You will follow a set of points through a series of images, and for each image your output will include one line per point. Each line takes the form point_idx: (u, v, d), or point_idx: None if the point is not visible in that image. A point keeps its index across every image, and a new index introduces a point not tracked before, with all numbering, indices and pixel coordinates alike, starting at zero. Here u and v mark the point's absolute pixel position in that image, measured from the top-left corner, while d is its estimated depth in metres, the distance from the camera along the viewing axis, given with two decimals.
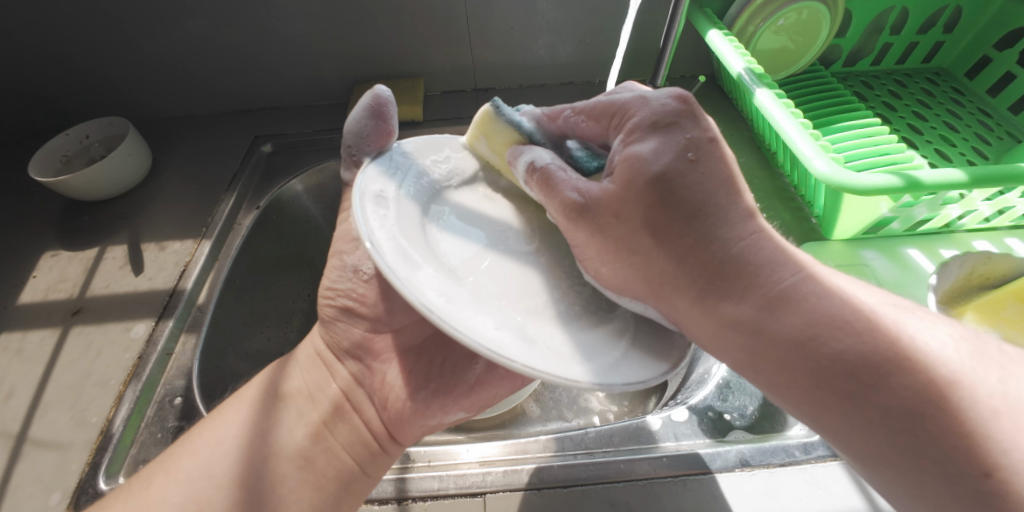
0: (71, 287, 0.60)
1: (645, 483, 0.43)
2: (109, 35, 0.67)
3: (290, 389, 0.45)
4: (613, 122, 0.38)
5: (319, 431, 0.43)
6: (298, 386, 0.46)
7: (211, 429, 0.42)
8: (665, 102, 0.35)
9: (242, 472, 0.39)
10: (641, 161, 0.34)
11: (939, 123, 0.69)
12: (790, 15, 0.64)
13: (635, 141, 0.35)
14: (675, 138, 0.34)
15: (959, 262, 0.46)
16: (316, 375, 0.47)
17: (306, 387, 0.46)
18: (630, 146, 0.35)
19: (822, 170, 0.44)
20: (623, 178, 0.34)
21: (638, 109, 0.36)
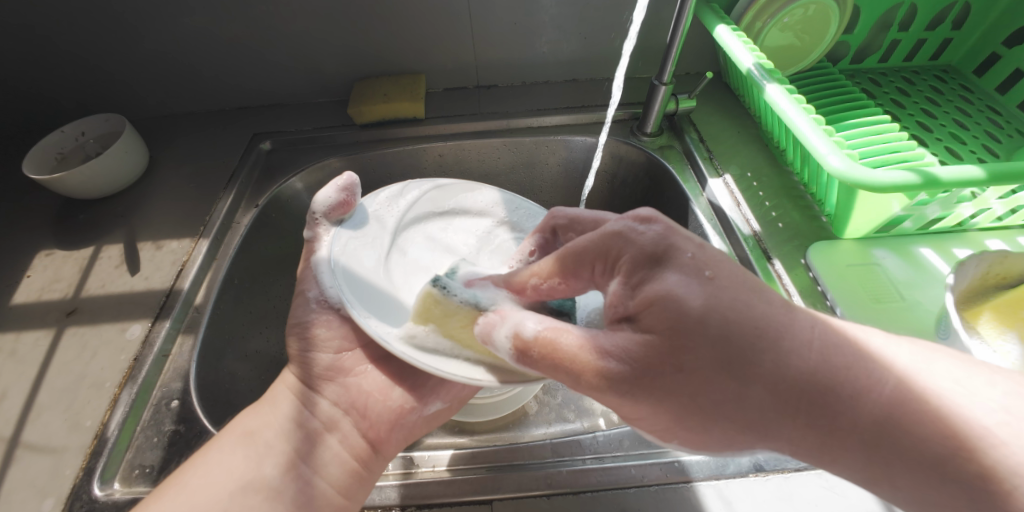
0: (65, 287, 0.58)
1: (656, 489, 0.42)
2: (105, 31, 0.66)
3: (249, 426, 0.42)
4: (599, 264, 0.34)
5: (292, 462, 0.41)
6: (255, 422, 0.43)
7: (187, 469, 0.39)
8: (639, 229, 0.33)
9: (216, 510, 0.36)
10: (677, 304, 0.28)
11: (948, 121, 0.68)
12: (798, 11, 0.63)
13: (644, 279, 0.31)
14: (685, 266, 0.30)
15: (977, 261, 0.45)
16: (279, 402, 0.45)
17: (262, 421, 0.43)
18: (640, 285, 0.31)
19: (837, 167, 0.43)
20: (646, 320, 0.29)
21: (626, 248, 0.32)
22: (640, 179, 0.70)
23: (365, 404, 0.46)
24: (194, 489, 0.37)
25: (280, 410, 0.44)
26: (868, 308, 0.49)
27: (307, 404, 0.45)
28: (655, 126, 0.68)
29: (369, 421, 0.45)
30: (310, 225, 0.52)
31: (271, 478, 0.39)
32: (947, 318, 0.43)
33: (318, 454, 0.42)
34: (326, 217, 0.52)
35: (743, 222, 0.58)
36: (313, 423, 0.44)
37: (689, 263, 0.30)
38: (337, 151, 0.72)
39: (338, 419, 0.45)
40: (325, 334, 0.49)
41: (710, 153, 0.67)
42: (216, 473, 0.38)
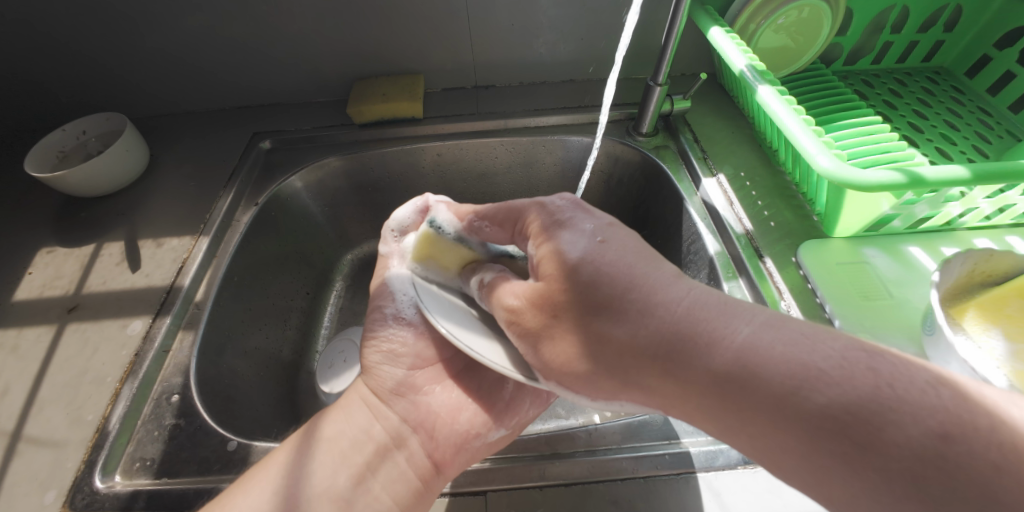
0: (66, 284, 0.59)
1: (647, 480, 0.43)
2: (106, 31, 0.67)
3: (330, 433, 0.43)
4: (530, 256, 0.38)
5: (363, 474, 0.41)
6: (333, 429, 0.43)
7: (260, 467, 0.40)
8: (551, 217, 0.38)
9: None
10: (563, 255, 0.35)
11: (939, 122, 0.69)
12: (791, 13, 0.64)
13: (546, 240, 0.37)
14: (578, 229, 0.36)
15: (962, 260, 0.46)
16: (358, 411, 0.45)
17: (340, 431, 0.43)
18: (552, 240, 0.37)
19: (825, 167, 0.44)
20: (546, 275, 0.35)
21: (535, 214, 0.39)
22: (635, 180, 0.71)
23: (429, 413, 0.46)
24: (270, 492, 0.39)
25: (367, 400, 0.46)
26: (857, 305, 0.50)
27: (379, 418, 0.45)
28: (650, 126, 0.69)
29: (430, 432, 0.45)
30: (387, 240, 0.59)
31: (343, 489, 0.40)
32: (933, 316, 0.44)
33: (389, 474, 0.42)
34: (399, 232, 0.59)
35: (736, 221, 0.59)
36: (382, 436, 0.44)
37: (605, 228, 0.36)
38: (336, 150, 0.73)
39: (406, 436, 0.44)
40: (400, 350, 0.50)
41: (705, 153, 0.68)
42: (292, 479, 0.39)
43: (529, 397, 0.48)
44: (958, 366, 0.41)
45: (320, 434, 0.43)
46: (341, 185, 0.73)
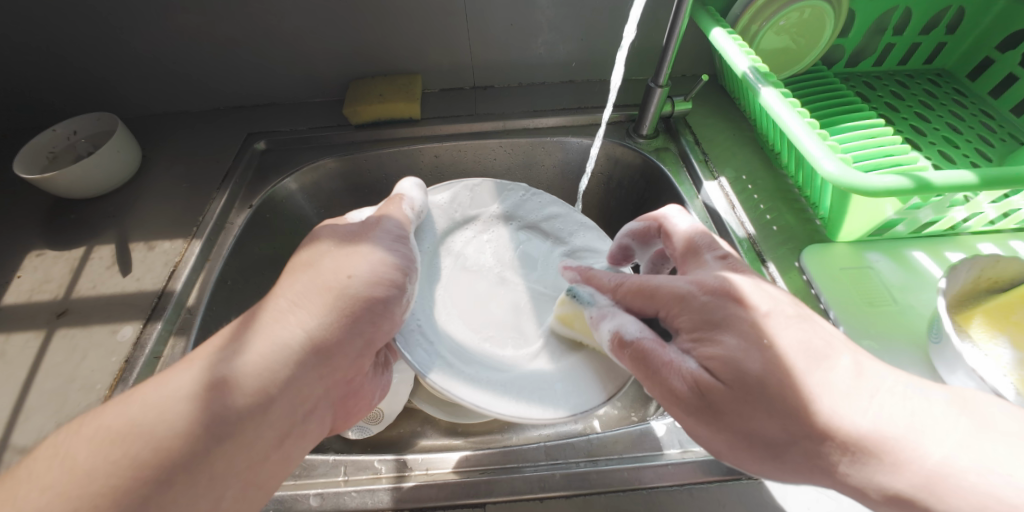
0: (55, 288, 0.58)
1: (650, 492, 0.42)
2: (96, 28, 0.65)
3: (220, 375, 0.35)
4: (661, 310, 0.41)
5: (260, 402, 0.35)
6: (236, 370, 0.35)
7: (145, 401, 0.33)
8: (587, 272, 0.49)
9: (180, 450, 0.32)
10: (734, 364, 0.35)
11: (942, 125, 0.68)
12: (793, 14, 0.63)
13: (704, 339, 0.37)
14: (718, 301, 0.38)
15: (969, 266, 0.45)
16: (263, 344, 0.37)
17: (253, 373, 0.36)
18: (704, 346, 0.37)
19: (831, 171, 0.43)
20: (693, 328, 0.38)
21: (682, 308, 0.39)
22: (635, 182, 0.70)
23: (309, 394, 0.38)
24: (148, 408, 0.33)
25: (152, 427, 0.32)
26: (864, 312, 0.50)
27: (286, 341, 0.38)
28: (651, 127, 0.68)
29: (326, 407, 0.41)
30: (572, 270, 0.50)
31: (210, 424, 0.33)
32: (939, 323, 0.43)
33: (313, 394, 0.39)
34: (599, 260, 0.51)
35: (738, 225, 0.59)
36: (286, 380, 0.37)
37: (750, 329, 0.36)
38: (332, 151, 0.72)
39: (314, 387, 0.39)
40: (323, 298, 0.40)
41: (705, 155, 0.67)
42: (148, 413, 0.33)
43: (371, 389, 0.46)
44: (966, 375, 0.40)
45: (195, 397, 0.34)
46: (337, 186, 0.72)
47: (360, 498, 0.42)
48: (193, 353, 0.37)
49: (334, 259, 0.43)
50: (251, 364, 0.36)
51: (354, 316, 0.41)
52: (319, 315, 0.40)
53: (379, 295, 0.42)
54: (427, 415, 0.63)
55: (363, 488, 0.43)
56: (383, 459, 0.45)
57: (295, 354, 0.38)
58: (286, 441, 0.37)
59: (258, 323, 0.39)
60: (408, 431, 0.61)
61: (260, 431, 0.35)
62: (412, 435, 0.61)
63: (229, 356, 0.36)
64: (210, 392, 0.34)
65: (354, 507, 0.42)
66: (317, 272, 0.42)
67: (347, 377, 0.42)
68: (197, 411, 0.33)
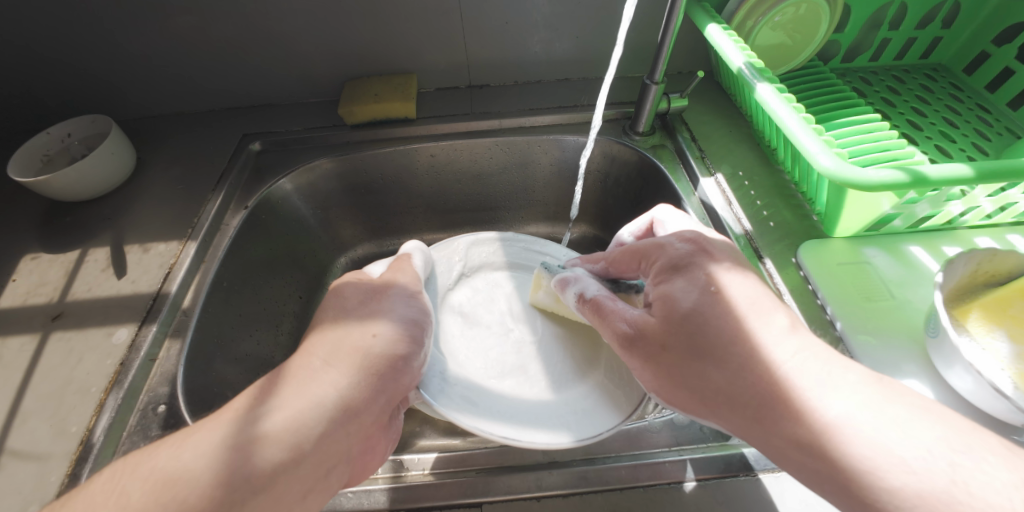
0: (51, 291, 0.57)
1: (646, 490, 0.42)
2: (90, 30, 0.65)
3: (261, 428, 0.35)
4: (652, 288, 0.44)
5: (290, 458, 0.35)
6: (275, 425, 0.36)
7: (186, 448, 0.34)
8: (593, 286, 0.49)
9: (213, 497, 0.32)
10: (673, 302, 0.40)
11: (938, 119, 0.68)
12: (789, 9, 0.63)
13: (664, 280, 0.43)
14: (695, 276, 0.41)
15: (966, 260, 0.45)
16: (303, 402, 0.38)
17: (285, 426, 0.36)
18: (661, 286, 0.42)
19: (826, 166, 0.43)
20: (660, 315, 0.41)
21: (659, 255, 0.44)
22: (631, 180, 0.70)
23: (338, 449, 0.38)
24: (196, 451, 0.34)
25: (184, 470, 0.33)
26: (860, 307, 0.49)
27: (323, 395, 0.39)
28: (647, 125, 0.68)
29: (348, 463, 0.39)
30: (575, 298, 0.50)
31: (232, 469, 0.33)
32: (935, 318, 0.43)
33: (337, 447, 0.38)
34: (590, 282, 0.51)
35: (735, 221, 0.58)
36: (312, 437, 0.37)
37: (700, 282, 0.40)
38: (327, 151, 0.72)
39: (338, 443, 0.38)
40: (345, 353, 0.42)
41: (702, 152, 0.67)
42: (194, 457, 0.34)
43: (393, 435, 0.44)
44: (963, 369, 0.40)
45: (225, 445, 0.34)
46: (334, 187, 0.72)
47: (356, 499, 0.42)
48: (228, 405, 0.38)
49: (359, 318, 0.45)
50: (289, 419, 0.37)
51: (378, 375, 0.42)
52: (348, 368, 0.41)
53: (400, 352, 0.44)
54: (426, 415, 0.62)
55: (360, 489, 0.42)
56: None
57: (327, 410, 0.38)
58: (313, 488, 0.36)
59: (293, 378, 0.40)
60: (407, 431, 0.61)
61: (281, 488, 0.35)
62: (410, 435, 0.61)
63: (263, 410, 0.37)
64: (241, 446, 0.34)
65: (351, 508, 0.41)
66: (346, 333, 0.44)
67: (372, 431, 0.41)
68: (223, 466, 0.33)
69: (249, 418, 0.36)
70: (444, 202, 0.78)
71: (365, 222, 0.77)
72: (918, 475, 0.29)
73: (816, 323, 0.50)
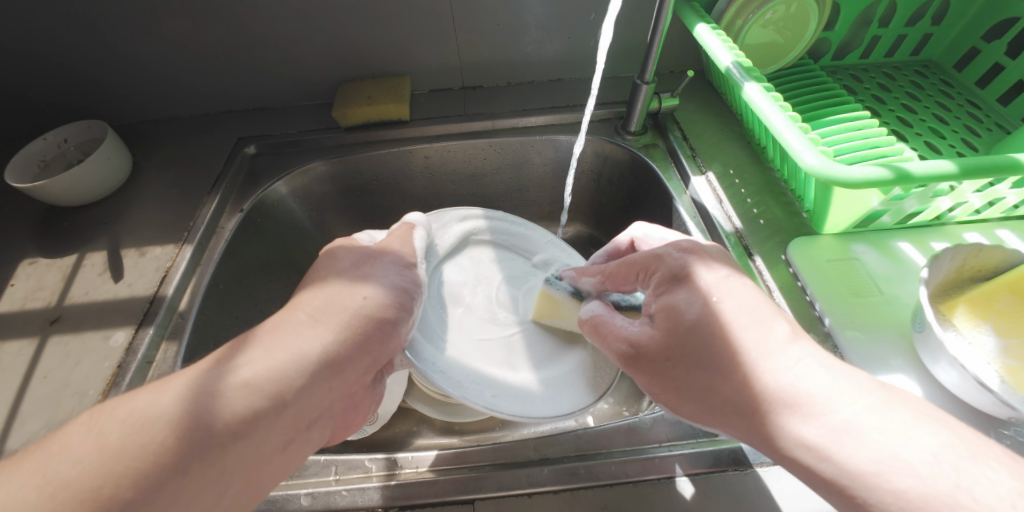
0: (48, 295, 0.58)
1: (636, 485, 0.42)
2: (84, 36, 0.66)
3: (244, 375, 0.35)
4: (641, 274, 0.45)
5: (272, 406, 0.35)
6: (251, 373, 0.35)
7: (165, 399, 0.33)
8: (674, 256, 0.43)
9: (184, 441, 0.31)
10: (679, 312, 0.39)
11: (929, 116, 0.68)
12: (779, 7, 0.63)
13: (666, 292, 0.41)
14: (695, 287, 0.40)
15: (952, 255, 0.45)
16: (285, 352, 0.37)
17: (263, 373, 0.35)
18: (664, 297, 0.41)
19: (812, 164, 0.43)
20: (666, 324, 0.40)
21: (660, 267, 0.43)
22: (623, 179, 0.71)
23: (317, 407, 0.38)
24: (173, 394, 0.33)
25: (164, 414, 0.32)
26: (848, 303, 0.50)
27: (310, 352, 0.38)
28: (639, 124, 0.69)
29: (328, 419, 0.39)
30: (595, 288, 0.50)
31: (211, 414, 0.33)
32: (922, 314, 0.44)
33: (318, 405, 0.38)
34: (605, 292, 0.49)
35: (725, 219, 0.59)
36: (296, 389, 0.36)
37: (700, 291, 0.39)
38: (322, 154, 0.72)
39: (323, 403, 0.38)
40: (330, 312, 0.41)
41: (693, 150, 0.67)
42: (171, 403, 0.33)
43: (362, 406, 0.44)
44: (948, 364, 0.41)
45: (204, 392, 0.33)
46: (329, 189, 0.73)
47: (351, 497, 0.42)
48: (203, 351, 0.37)
49: (352, 279, 0.46)
50: (271, 367, 0.36)
51: (366, 335, 0.42)
52: (336, 324, 0.41)
53: (389, 316, 0.44)
54: (421, 415, 0.63)
55: (354, 487, 0.43)
56: (373, 458, 0.45)
57: (309, 364, 0.37)
58: (289, 446, 0.36)
59: (276, 331, 0.39)
60: (404, 430, 0.62)
61: (258, 441, 0.34)
62: (407, 434, 0.62)
63: (240, 360, 0.36)
64: (218, 395, 0.33)
65: (345, 506, 0.42)
66: (331, 293, 0.43)
67: (355, 390, 0.42)
68: (200, 414, 0.32)
69: (223, 369, 0.35)
70: (439, 203, 0.79)
71: (360, 224, 0.77)
72: (921, 478, 0.28)
73: (805, 319, 0.50)
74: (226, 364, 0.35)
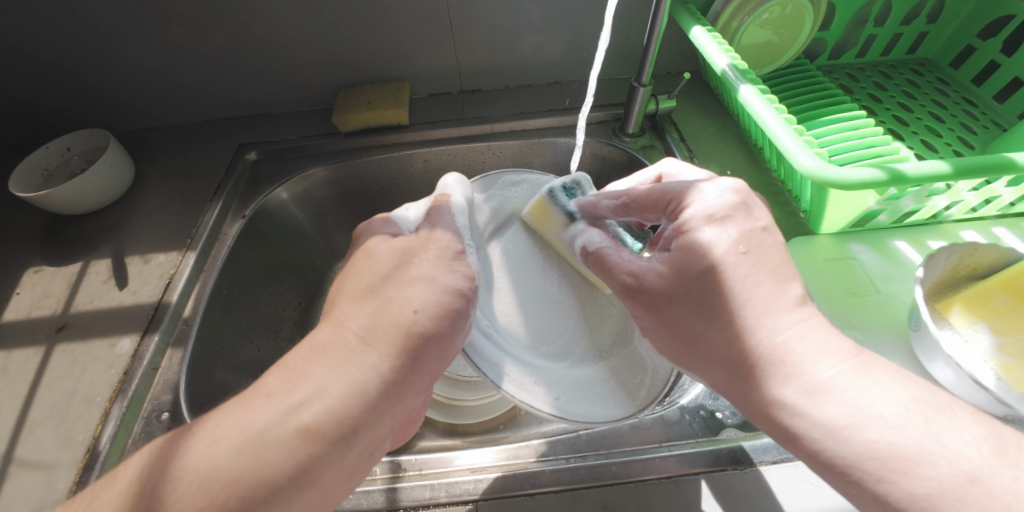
0: (54, 303, 0.59)
1: (637, 485, 0.43)
2: (87, 45, 0.66)
3: (306, 419, 0.34)
4: (671, 207, 0.43)
5: (337, 442, 0.35)
6: (315, 415, 0.34)
7: (230, 443, 0.33)
8: (724, 197, 0.41)
9: (259, 491, 0.32)
10: (695, 254, 0.39)
11: (925, 114, 0.69)
12: (774, 9, 0.63)
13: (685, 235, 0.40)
14: (721, 244, 0.39)
15: (947, 255, 0.46)
16: (346, 386, 0.36)
17: (327, 416, 0.34)
18: (688, 233, 0.40)
19: (807, 166, 0.44)
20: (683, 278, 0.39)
21: (704, 253, 0.39)
22: (622, 180, 0.71)
23: (380, 434, 0.38)
24: (237, 444, 0.33)
25: (233, 471, 0.32)
26: (845, 303, 0.50)
27: (367, 384, 0.36)
28: (637, 126, 0.69)
29: (390, 438, 0.40)
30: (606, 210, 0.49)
31: (281, 462, 0.33)
32: (917, 314, 0.44)
33: (381, 432, 0.38)
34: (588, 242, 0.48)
35: None
36: (359, 420, 0.36)
37: (743, 257, 0.38)
38: (323, 159, 0.73)
39: (383, 428, 0.38)
40: (382, 334, 0.38)
41: (691, 151, 0.68)
42: (237, 453, 0.32)
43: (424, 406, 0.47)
44: (944, 362, 0.42)
45: (264, 437, 0.33)
46: (330, 194, 0.73)
47: (356, 500, 0.43)
48: (264, 384, 0.36)
49: (395, 285, 0.41)
50: (330, 409, 0.35)
51: (419, 358, 0.39)
52: (396, 345, 0.38)
53: (445, 330, 0.40)
54: (424, 417, 0.64)
55: (359, 490, 0.44)
56: (379, 462, 0.47)
57: (369, 397, 0.36)
58: (356, 472, 0.37)
59: (328, 356, 0.37)
60: (407, 433, 0.62)
61: (329, 475, 0.34)
62: (410, 437, 0.62)
63: (299, 399, 0.35)
64: (283, 439, 0.33)
65: (350, 508, 0.43)
66: (384, 305, 0.40)
67: (410, 408, 0.42)
68: (268, 466, 0.32)
69: (282, 413, 0.34)
70: None
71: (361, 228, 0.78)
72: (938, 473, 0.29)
73: None
74: (283, 406, 0.34)
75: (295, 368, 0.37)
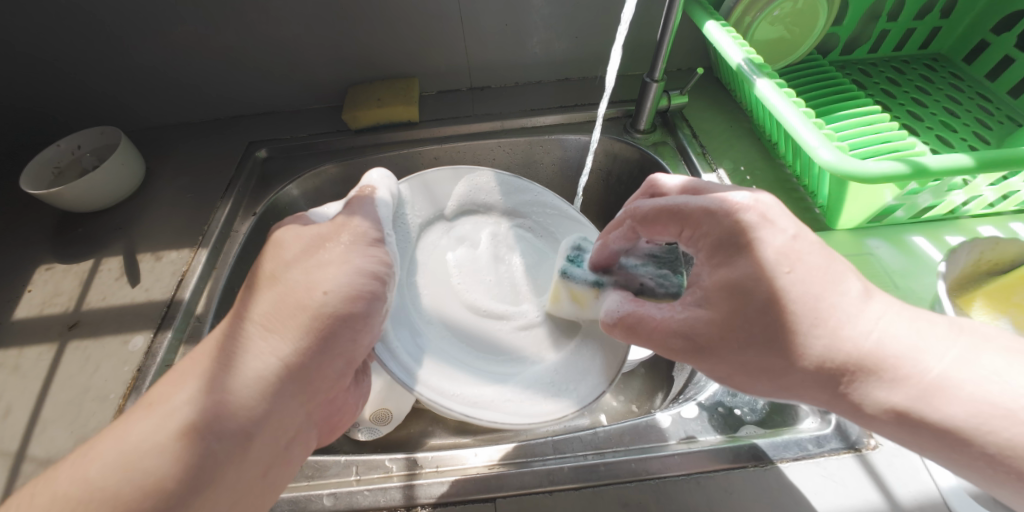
0: (66, 301, 0.59)
1: (658, 482, 0.43)
2: (97, 43, 0.66)
3: (192, 418, 0.33)
4: None
5: (239, 439, 0.34)
6: (203, 411, 0.34)
7: (118, 448, 0.32)
8: None
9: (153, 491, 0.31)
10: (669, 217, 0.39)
11: (939, 109, 0.68)
12: (787, 4, 0.63)
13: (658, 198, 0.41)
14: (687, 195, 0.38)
15: (969, 249, 0.45)
16: (249, 377, 0.36)
17: (217, 408, 0.34)
18: (653, 203, 0.41)
19: (827, 159, 0.43)
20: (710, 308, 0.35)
21: None
22: (633, 177, 0.71)
23: (287, 422, 0.37)
24: (120, 453, 0.32)
25: (111, 482, 0.31)
26: None
27: (264, 367, 0.36)
28: (648, 122, 0.69)
29: (308, 429, 0.40)
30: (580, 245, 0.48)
31: (170, 463, 0.32)
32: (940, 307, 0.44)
33: (289, 419, 0.38)
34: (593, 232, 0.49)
35: None
36: (258, 411, 0.35)
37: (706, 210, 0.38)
38: (332, 157, 0.73)
39: (290, 417, 0.37)
40: (282, 319, 0.38)
41: (703, 148, 0.67)
42: (121, 455, 0.32)
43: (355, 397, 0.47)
44: None
45: (165, 441, 0.32)
46: (340, 192, 0.73)
47: (373, 497, 0.43)
48: (148, 394, 0.35)
49: (303, 271, 0.40)
50: (220, 402, 0.34)
51: (330, 338, 0.39)
52: (308, 333, 0.38)
53: (358, 309, 0.40)
54: (434, 416, 0.63)
55: (376, 487, 0.43)
56: (393, 458, 0.45)
57: (268, 382, 0.36)
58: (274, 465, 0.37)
59: (228, 358, 0.36)
60: (418, 431, 0.62)
61: (232, 473, 0.34)
62: (421, 435, 0.62)
63: (190, 395, 0.34)
64: (183, 440, 0.32)
65: (367, 506, 0.42)
66: (284, 291, 0.39)
67: (327, 395, 0.42)
68: (166, 466, 0.32)
69: (167, 417, 0.33)
70: None
71: None
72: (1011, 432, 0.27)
73: None
74: (175, 409, 0.34)
75: (188, 364, 0.36)
